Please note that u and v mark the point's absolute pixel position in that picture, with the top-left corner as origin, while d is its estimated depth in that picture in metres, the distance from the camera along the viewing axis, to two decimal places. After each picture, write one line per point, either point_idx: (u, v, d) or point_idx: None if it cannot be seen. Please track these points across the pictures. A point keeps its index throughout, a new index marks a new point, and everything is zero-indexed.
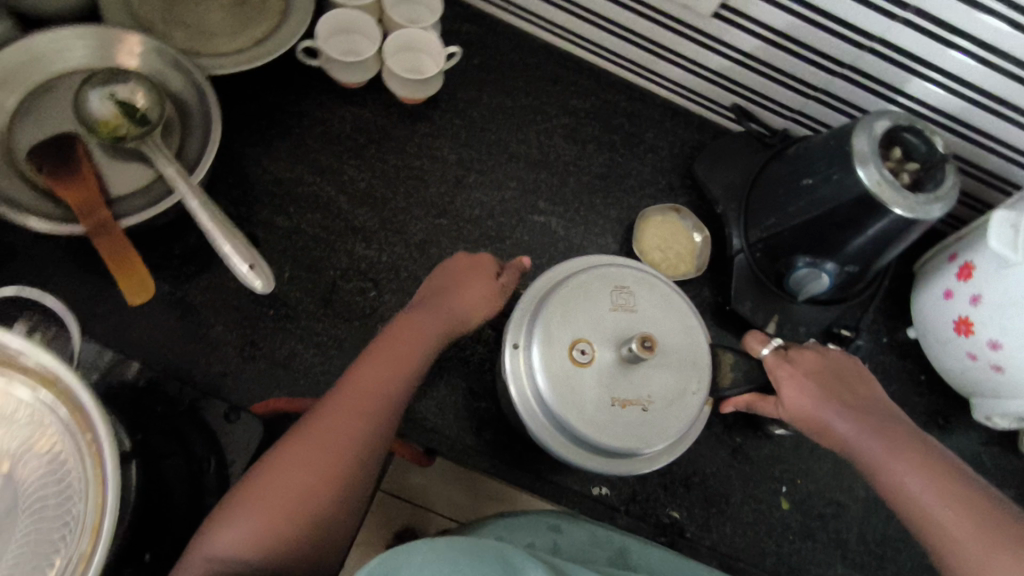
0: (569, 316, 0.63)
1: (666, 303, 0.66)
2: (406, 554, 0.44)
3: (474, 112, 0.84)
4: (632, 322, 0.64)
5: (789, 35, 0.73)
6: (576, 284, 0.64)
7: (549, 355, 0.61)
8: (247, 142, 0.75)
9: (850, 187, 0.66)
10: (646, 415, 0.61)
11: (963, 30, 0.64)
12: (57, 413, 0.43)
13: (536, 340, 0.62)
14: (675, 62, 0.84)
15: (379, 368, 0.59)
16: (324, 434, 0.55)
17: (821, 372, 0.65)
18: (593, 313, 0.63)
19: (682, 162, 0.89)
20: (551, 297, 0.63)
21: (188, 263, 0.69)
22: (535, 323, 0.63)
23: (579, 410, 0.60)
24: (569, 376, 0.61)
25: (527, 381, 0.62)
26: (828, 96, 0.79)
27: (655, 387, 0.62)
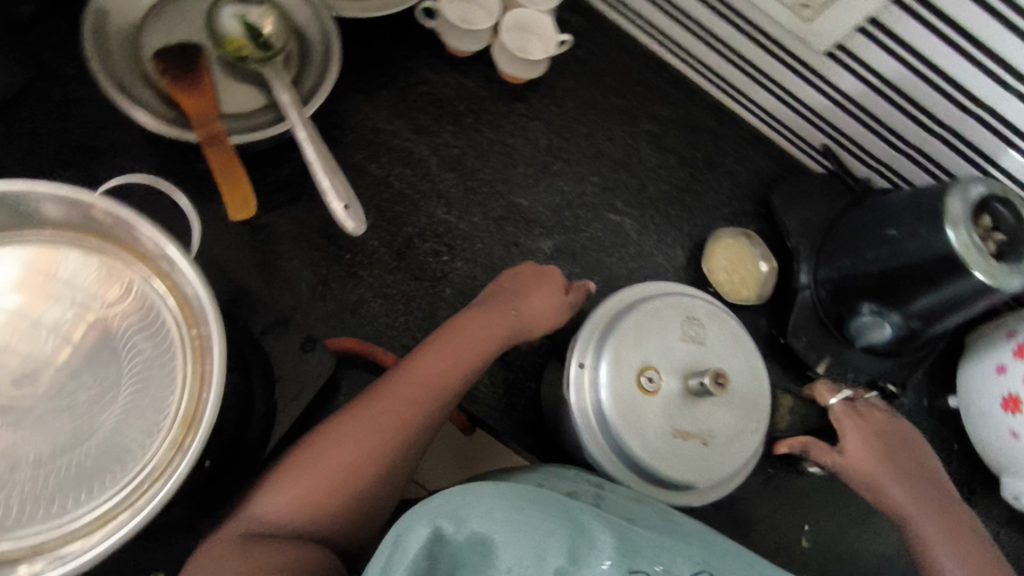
0: (640, 340, 0.60)
1: (732, 340, 0.65)
2: (470, 496, 0.44)
3: (570, 102, 0.85)
4: (700, 356, 0.62)
5: (896, 85, 0.72)
6: (651, 309, 0.62)
7: (619, 378, 0.58)
8: (352, 87, 0.76)
9: (934, 245, 0.67)
10: (703, 449, 0.60)
11: None
12: (167, 303, 0.44)
13: (606, 360, 0.59)
14: (774, 92, 0.83)
15: (446, 358, 0.59)
16: (379, 416, 0.55)
17: (882, 434, 0.72)
18: (664, 340, 0.61)
19: (759, 190, 0.90)
20: (624, 318, 0.61)
21: (278, 192, 0.70)
22: (605, 342, 0.60)
23: (642, 437, 0.58)
24: (635, 402, 0.58)
25: (589, 400, 0.59)
26: (919, 154, 0.79)
27: (717, 423, 0.61)
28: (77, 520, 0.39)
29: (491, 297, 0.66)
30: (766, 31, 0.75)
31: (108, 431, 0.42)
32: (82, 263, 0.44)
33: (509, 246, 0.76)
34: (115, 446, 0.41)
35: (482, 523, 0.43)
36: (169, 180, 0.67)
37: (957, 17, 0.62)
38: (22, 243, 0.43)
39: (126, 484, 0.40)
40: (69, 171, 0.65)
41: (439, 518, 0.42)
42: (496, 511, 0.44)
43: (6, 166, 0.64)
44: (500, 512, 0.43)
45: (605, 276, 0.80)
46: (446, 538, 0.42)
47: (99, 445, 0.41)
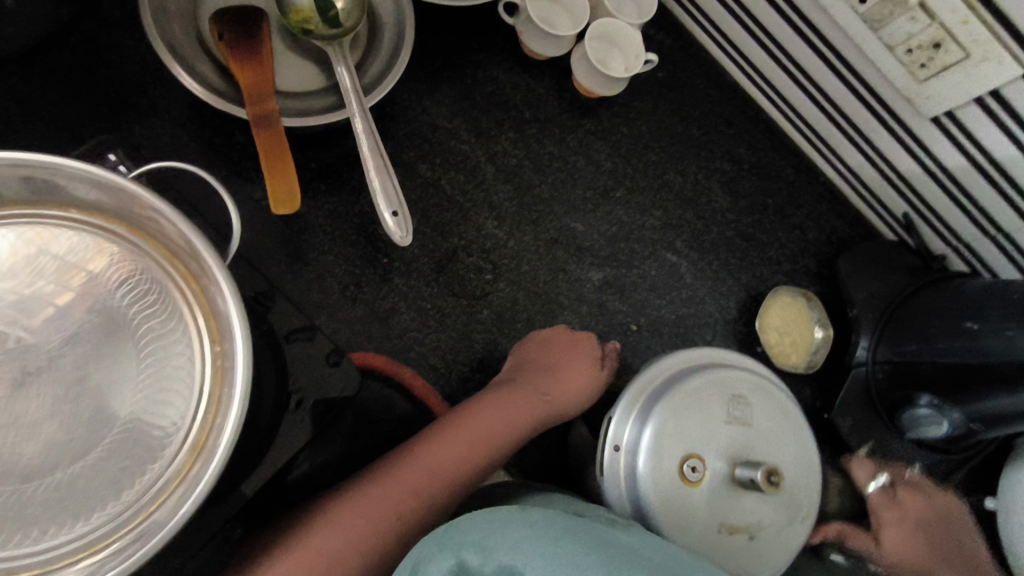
0: (683, 426, 0.55)
1: (779, 417, 0.59)
2: (503, 524, 0.41)
3: (642, 125, 0.79)
4: (747, 440, 0.57)
5: (1002, 167, 0.65)
6: (694, 389, 0.56)
7: (659, 469, 0.53)
8: (415, 76, 0.71)
9: (1020, 349, 0.61)
10: (749, 542, 0.56)
11: None
12: (190, 311, 0.39)
13: (647, 448, 0.54)
14: (862, 148, 0.77)
15: (480, 427, 0.56)
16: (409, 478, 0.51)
17: (921, 522, 0.74)
18: (708, 425, 0.56)
19: (825, 250, 0.85)
20: (665, 400, 0.55)
21: (319, 179, 0.64)
22: (644, 426, 0.55)
23: (687, 534, 0.54)
24: (677, 496, 0.54)
25: (626, 488, 0.54)
26: (1010, 245, 0.72)
27: (765, 514, 0.56)
28: (59, 548, 0.35)
29: (523, 367, 0.64)
30: (871, 85, 0.68)
31: (103, 447, 0.37)
32: (110, 255, 0.39)
33: (556, 273, 0.71)
34: (114, 465, 0.37)
35: (511, 554, 0.39)
36: (207, 151, 0.62)
37: None
38: (47, 220, 0.38)
39: (121, 509, 0.36)
40: (104, 124, 0.60)
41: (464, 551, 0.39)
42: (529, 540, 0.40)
43: (37, 109, 0.60)
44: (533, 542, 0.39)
45: (652, 320, 0.75)
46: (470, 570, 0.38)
47: (97, 462, 0.37)
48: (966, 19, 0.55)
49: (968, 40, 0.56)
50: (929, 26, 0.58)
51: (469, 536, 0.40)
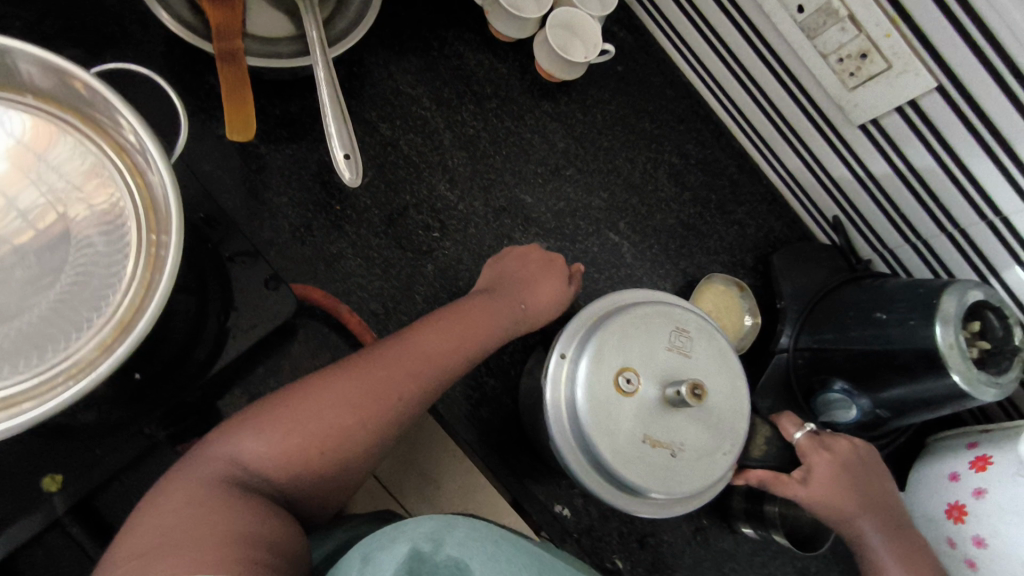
0: (625, 342, 0.58)
1: (720, 355, 0.61)
2: (446, 525, 0.46)
3: (597, 113, 0.84)
4: (684, 368, 0.59)
5: (922, 175, 0.71)
6: (640, 312, 0.59)
7: (595, 377, 0.56)
8: (384, 44, 0.75)
9: (921, 337, 0.66)
10: (671, 461, 0.57)
11: None
12: (132, 202, 0.43)
13: (588, 356, 0.57)
14: (800, 153, 0.83)
15: (435, 337, 0.58)
16: (353, 381, 0.53)
17: (846, 467, 0.68)
18: (649, 346, 0.58)
19: (761, 247, 0.90)
20: (611, 319, 0.58)
21: (282, 126, 0.68)
22: (589, 339, 0.58)
23: (612, 439, 0.55)
24: (609, 402, 0.56)
25: (563, 394, 0.57)
26: (928, 250, 0.78)
27: (689, 438, 0.58)
28: None
29: (494, 283, 0.67)
30: (808, 92, 0.74)
31: (36, 316, 0.40)
32: (60, 141, 0.43)
33: (502, 239, 0.75)
34: (40, 333, 0.40)
35: (460, 549, 0.44)
36: (173, 84, 0.65)
37: (1000, 125, 0.59)
38: (5, 102, 0.42)
39: (44, 370, 0.39)
40: (79, 50, 0.64)
41: (417, 540, 0.44)
42: (470, 541, 0.46)
43: (11, 25, 0.62)
44: (476, 541, 0.45)
45: (590, 293, 0.78)
46: (424, 558, 0.43)
47: (28, 325, 0.40)
48: (889, 33, 0.61)
49: (890, 52, 0.62)
50: (857, 37, 0.63)
51: (419, 529, 0.45)
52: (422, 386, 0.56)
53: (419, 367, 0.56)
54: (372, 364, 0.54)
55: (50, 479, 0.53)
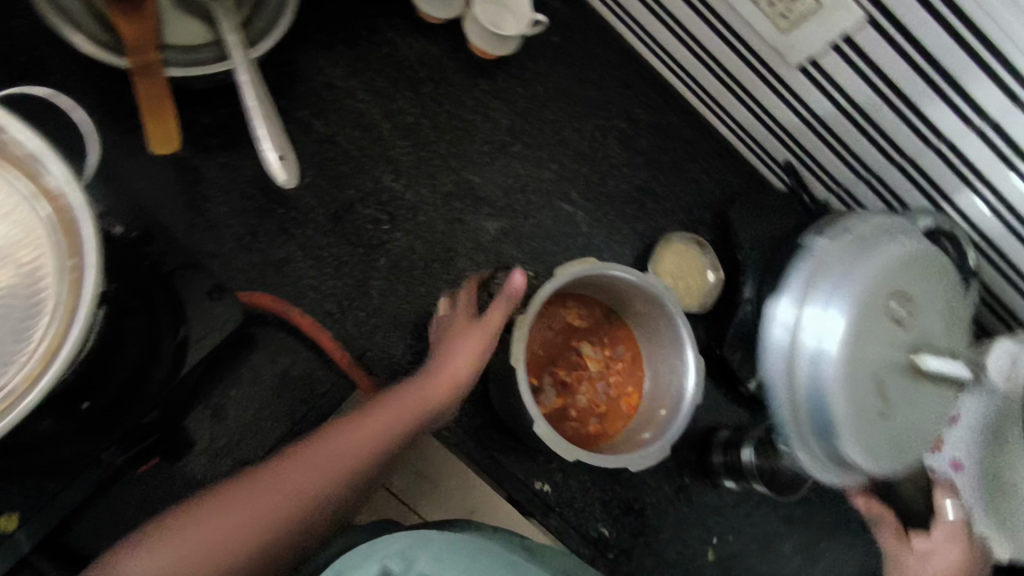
0: (885, 287, 0.49)
1: (949, 317, 0.52)
2: (424, 541, 0.51)
3: (538, 87, 0.83)
4: (915, 331, 0.50)
5: (866, 111, 0.70)
6: (907, 252, 0.50)
7: (869, 320, 0.48)
8: (310, 40, 0.74)
9: None
10: (891, 420, 0.51)
11: (991, 182, 0.67)
12: (49, 230, 0.42)
13: (840, 304, 0.48)
14: (747, 104, 0.80)
15: (352, 431, 0.56)
16: (266, 483, 0.52)
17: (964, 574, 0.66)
18: (880, 281, 0.48)
19: (719, 201, 0.89)
20: (868, 252, 0.50)
21: (212, 135, 0.67)
22: (841, 277, 0.49)
23: (865, 406, 0.49)
24: (882, 364, 0.49)
25: (801, 341, 0.49)
26: (879, 182, 0.78)
27: (903, 408, 0.51)
28: None
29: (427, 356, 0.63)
30: (745, 39, 0.71)
31: None
32: None
33: (453, 223, 0.74)
34: None
35: (430, 566, 0.49)
36: (96, 106, 0.64)
37: (931, 47, 0.60)
38: None
39: None
40: None
41: (389, 558, 0.49)
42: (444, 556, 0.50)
43: None
44: (450, 559, 0.50)
45: (549, 268, 0.78)
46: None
47: None
48: None
49: None
50: None
51: (395, 545, 0.50)
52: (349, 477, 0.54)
53: (344, 459, 0.54)
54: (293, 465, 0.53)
55: (5, 518, 0.53)
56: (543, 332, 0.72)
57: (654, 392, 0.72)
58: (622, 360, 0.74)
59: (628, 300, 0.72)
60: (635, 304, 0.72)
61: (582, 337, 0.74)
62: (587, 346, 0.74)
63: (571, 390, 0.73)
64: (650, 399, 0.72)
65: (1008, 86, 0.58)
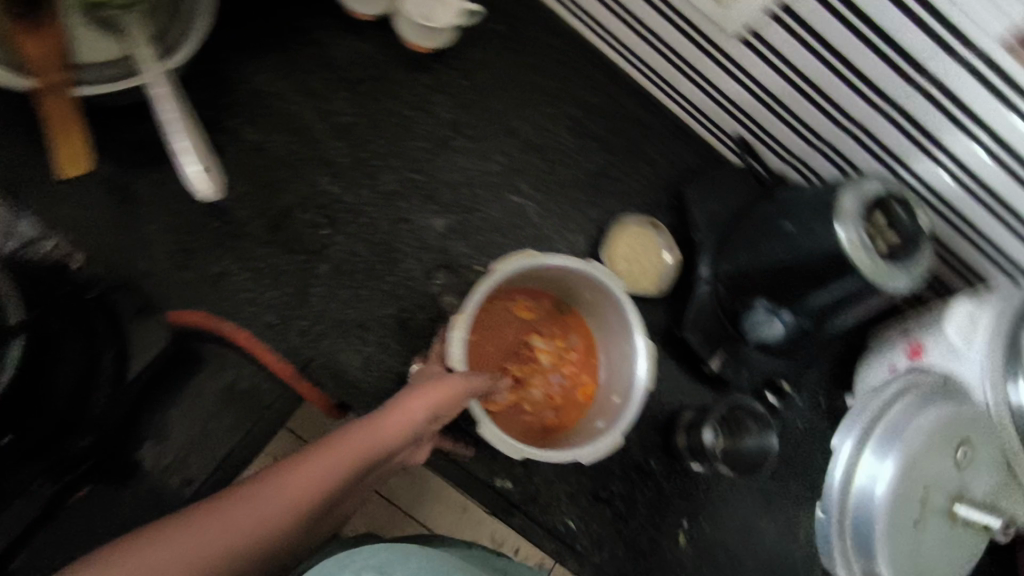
0: (943, 447, 0.60)
1: (994, 478, 0.62)
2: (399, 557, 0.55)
3: (482, 78, 0.79)
4: (960, 481, 0.60)
5: (809, 78, 0.68)
6: (953, 412, 0.61)
7: (920, 456, 0.59)
8: (235, 46, 0.72)
9: (824, 241, 0.66)
10: (923, 558, 0.61)
11: (942, 141, 0.65)
12: None
13: (898, 454, 0.59)
14: (696, 81, 0.78)
15: (307, 471, 0.56)
16: (213, 520, 0.51)
17: None
18: (941, 461, 0.60)
19: (672, 182, 0.85)
20: (929, 406, 0.61)
21: (137, 151, 0.65)
22: (892, 434, 0.60)
23: (911, 548, 0.60)
24: (925, 507, 0.60)
25: (853, 483, 0.60)
26: (834, 152, 0.75)
27: (931, 543, 0.61)
28: None
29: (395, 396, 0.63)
30: (682, 12, 0.69)
31: None
32: None
33: (397, 223, 0.72)
34: None
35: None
36: (14, 130, 0.63)
37: (864, 7, 0.58)
38: None
39: None
40: None
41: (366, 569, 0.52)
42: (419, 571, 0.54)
43: None
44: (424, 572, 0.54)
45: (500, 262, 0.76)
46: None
47: None
48: None
49: None
50: None
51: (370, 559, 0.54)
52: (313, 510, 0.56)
53: (314, 489, 0.56)
54: (242, 503, 0.53)
55: None
56: (491, 329, 0.74)
57: (609, 379, 0.73)
58: (574, 350, 0.76)
59: (578, 291, 0.74)
60: (584, 295, 0.74)
61: (532, 330, 0.76)
62: (538, 340, 0.76)
63: (525, 385, 0.74)
64: (604, 387, 0.73)
65: (939, 37, 0.57)
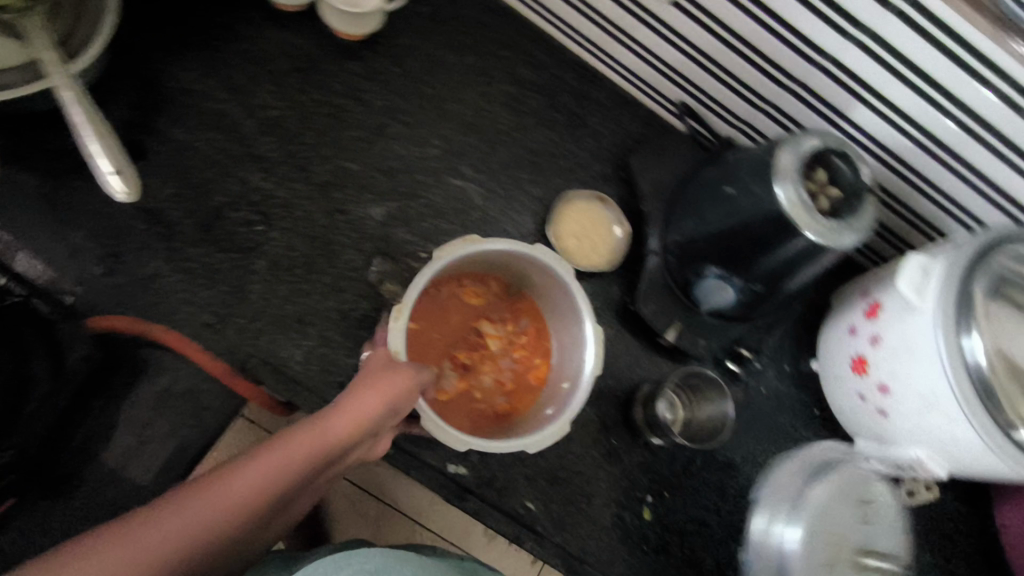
0: (840, 511, 0.69)
1: (901, 536, 0.70)
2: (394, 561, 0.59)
3: (414, 62, 0.78)
4: (866, 535, 0.69)
5: (741, 36, 0.67)
6: (849, 479, 0.70)
7: (823, 518, 0.68)
8: (156, 45, 0.70)
9: (765, 201, 0.65)
10: None
11: (880, 92, 0.64)
12: None
13: (803, 520, 0.68)
14: (632, 49, 0.77)
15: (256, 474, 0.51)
16: (153, 536, 0.46)
17: None
18: (842, 512, 0.69)
19: (620, 152, 0.84)
20: (821, 477, 0.70)
21: (58, 158, 0.64)
22: (798, 504, 0.69)
23: None
24: (835, 564, 0.68)
25: (772, 540, 0.70)
26: (776, 112, 0.74)
27: None
28: None
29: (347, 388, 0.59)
30: None
31: None
32: None
33: (334, 214, 0.71)
34: None
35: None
36: None
37: None
38: None
39: None
40: None
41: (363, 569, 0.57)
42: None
43: None
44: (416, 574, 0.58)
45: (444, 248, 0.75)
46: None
47: None
48: None
49: None
50: None
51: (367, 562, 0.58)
52: (240, 527, 0.49)
53: (249, 503, 0.50)
54: (183, 514, 0.47)
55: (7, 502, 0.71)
56: (438, 317, 0.73)
57: (560, 363, 0.73)
58: (526, 334, 0.75)
59: (527, 276, 0.73)
60: (533, 279, 0.73)
61: (482, 316, 0.75)
62: (488, 326, 0.75)
63: (475, 372, 0.73)
64: (556, 370, 0.73)
65: None
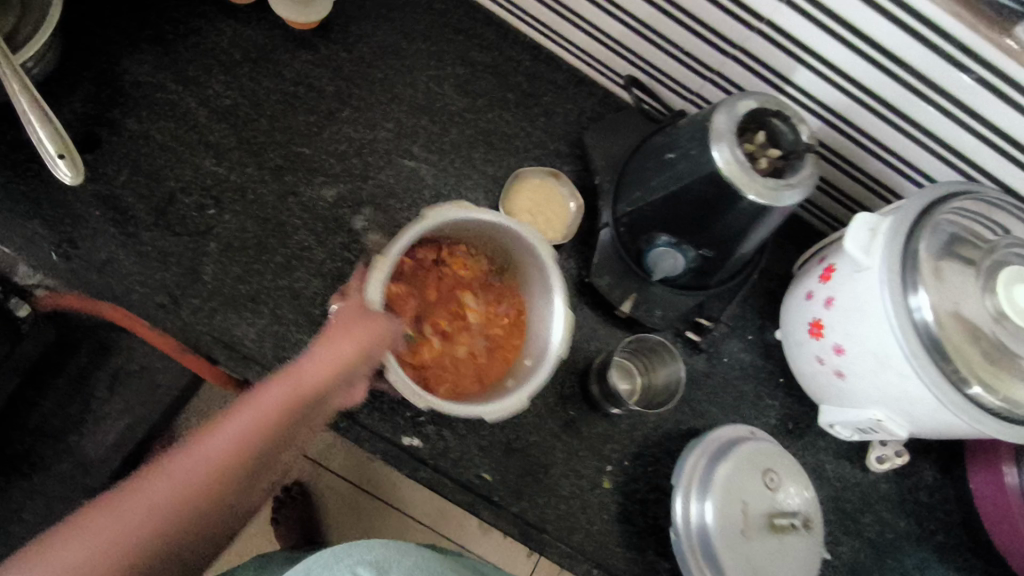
0: (746, 482, 0.69)
1: (811, 494, 0.71)
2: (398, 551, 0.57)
3: (364, 49, 0.80)
4: (774, 499, 0.70)
5: (677, 4, 0.68)
6: (748, 452, 0.70)
7: (729, 492, 0.68)
8: (111, 40, 0.73)
9: (703, 163, 0.65)
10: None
11: (815, 51, 0.64)
12: None
13: (711, 495, 0.69)
14: (578, 26, 0.78)
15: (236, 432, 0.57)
16: (148, 491, 0.54)
17: None
18: (748, 482, 0.69)
19: (574, 130, 0.85)
20: (722, 456, 0.70)
21: (15, 150, 0.67)
22: (704, 480, 0.70)
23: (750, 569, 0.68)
24: (746, 529, 0.69)
25: (689, 518, 0.69)
26: (722, 80, 0.75)
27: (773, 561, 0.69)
28: None
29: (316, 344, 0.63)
30: None
31: None
32: None
33: (286, 197, 0.73)
34: None
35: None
36: None
37: None
38: None
39: None
40: None
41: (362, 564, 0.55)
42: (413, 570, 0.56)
43: None
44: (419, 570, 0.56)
45: (397, 227, 0.76)
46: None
47: None
48: None
49: None
50: None
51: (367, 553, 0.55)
52: (224, 483, 0.55)
53: (231, 455, 0.56)
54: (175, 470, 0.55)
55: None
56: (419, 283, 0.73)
57: (528, 342, 0.73)
58: (505, 315, 0.75)
59: (507, 251, 0.73)
60: (513, 254, 0.73)
61: (466, 287, 0.76)
62: (470, 298, 0.75)
63: (450, 340, 0.74)
64: (523, 351, 0.72)
65: None
